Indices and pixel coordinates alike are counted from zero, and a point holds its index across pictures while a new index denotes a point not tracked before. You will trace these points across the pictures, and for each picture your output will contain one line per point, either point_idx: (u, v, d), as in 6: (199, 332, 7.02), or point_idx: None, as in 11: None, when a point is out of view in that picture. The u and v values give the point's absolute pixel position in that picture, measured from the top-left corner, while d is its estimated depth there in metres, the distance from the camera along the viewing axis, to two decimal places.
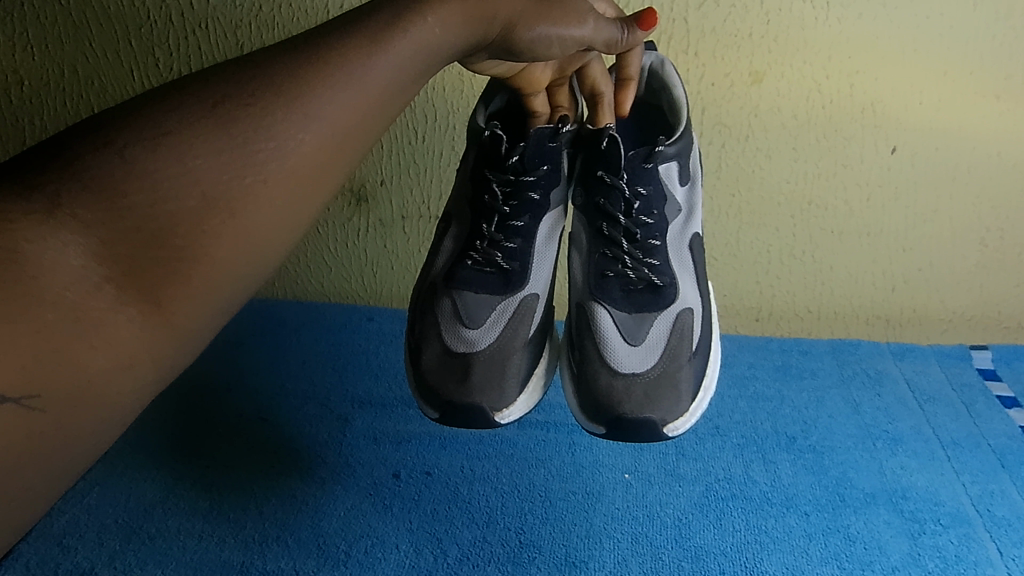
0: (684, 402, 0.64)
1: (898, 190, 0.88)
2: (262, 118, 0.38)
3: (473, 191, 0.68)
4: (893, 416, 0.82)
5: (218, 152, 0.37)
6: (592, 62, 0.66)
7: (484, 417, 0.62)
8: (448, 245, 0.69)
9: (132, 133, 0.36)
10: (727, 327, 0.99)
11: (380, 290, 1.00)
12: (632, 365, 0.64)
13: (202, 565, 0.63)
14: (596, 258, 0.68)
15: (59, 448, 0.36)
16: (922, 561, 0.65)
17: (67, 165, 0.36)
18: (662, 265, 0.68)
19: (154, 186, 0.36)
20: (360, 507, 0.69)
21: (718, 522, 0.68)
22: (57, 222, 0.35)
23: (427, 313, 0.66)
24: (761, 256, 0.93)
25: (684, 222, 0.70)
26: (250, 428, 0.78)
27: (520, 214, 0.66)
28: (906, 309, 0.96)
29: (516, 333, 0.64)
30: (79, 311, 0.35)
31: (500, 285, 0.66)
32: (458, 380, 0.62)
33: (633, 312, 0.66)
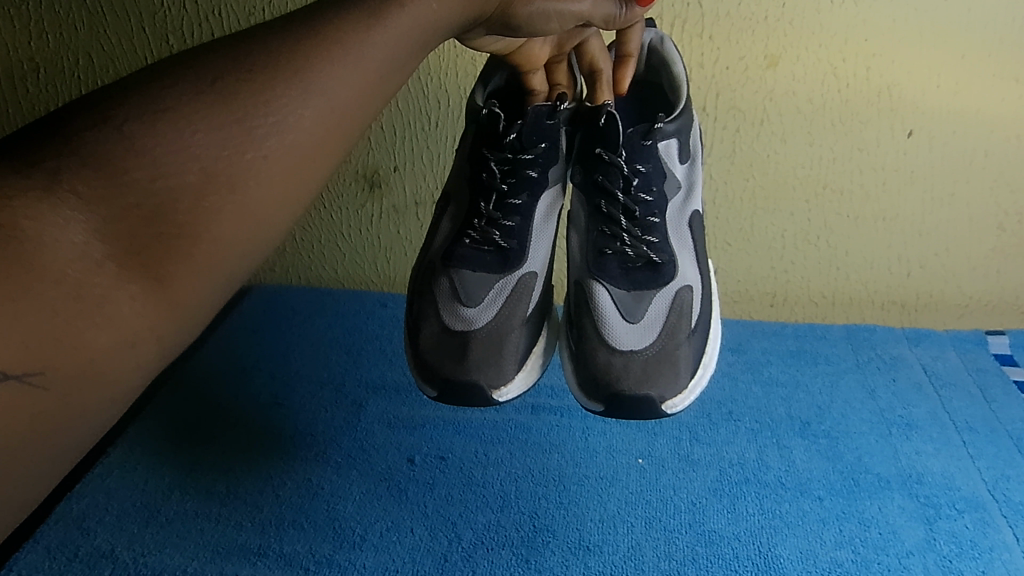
0: (682, 377, 0.65)
1: (915, 175, 0.87)
2: (261, 94, 0.38)
3: (470, 170, 0.68)
4: (908, 401, 0.82)
5: (217, 128, 0.37)
6: (590, 38, 0.67)
7: (483, 397, 0.62)
8: (445, 224, 0.69)
9: (132, 109, 0.37)
10: (742, 313, 0.99)
11: (393, 276, 1.01)
12: (630, 342, 0.64)
13: (220, 547, 0.64)
14: (594, 236, 0.67)
15: (63, 428, 0.36)
16: (938, 546, 0.65)
17: (67, 141, 0.36)
18: (660, 242, 0.67)
19: (153, 161, 0.36)
20: (373, 491, 0.69)
21: (732, 506, 0.68)
22: (57, 199, 0.35)
23: (425, 291, 0.66)
24: (775, 241, 0.93)
25: (684, 199, 0.69)
26: (265, 413, 0.78)
27: (518, 193, 0.66)
28: (922, 294, 0.95)
29: (514, 310, 0.65)
30: (80, 288, 0.35)
31: (497, 263, 0.65)
32: (456, 359, 0.62)
33: (632, 290, 0.66)
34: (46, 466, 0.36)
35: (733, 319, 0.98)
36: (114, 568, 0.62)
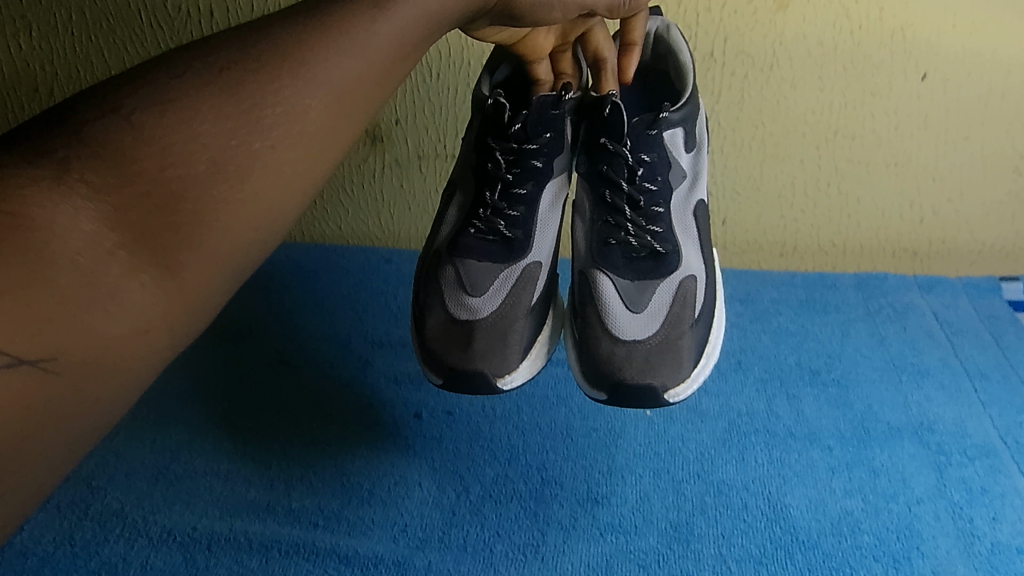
0: (686, 367, 0.63)
1: (928, 118, 0.85)
2: (267, 84, 0.39)
3: (476, 158, 0.67)
4: (919, 349, 0.81)
5: (224, 117, 0.37)
6: (595, 27, 0.67)
7: (488, 386, 0.61)
8: (453, 214, 0.69)
9: (140, 98, 0.37)
10: (751, 262, 0.98)
11: (398, 232, 1.00)
12: (633, 332, 0.63)
13: (229, 503, 0.64)
14: (598, 226, 0.67)
15: (78, 415, 0.35)
16: (949, 494, 0.64)
17: (75, 131, 0.36)
18: (665, 232, 0.66)
19: (162, 150, 0.36)
20: (381, 448, 0.69)
21: (741, 456, 0.68)
22: (67, 187, 0.34)
23: (431, 281, 0.65)
24: (785, 189, 0.91)
25: (689, 188, 0.69)
26: (273, 371, 0.78)
27: (523, 182, 0.65)
28: (934, 241, 0.94)
29: (519, 301, 0.63)
30: (92, 275, 0.34)
31: (503, 252, 0.65)
32: (462, 348, 0.61)
33: (635, 279, 0.65)
34: (61, 456, 0.35)
35: (742, 269, 0.96)
36: (124, 526, 0.61)
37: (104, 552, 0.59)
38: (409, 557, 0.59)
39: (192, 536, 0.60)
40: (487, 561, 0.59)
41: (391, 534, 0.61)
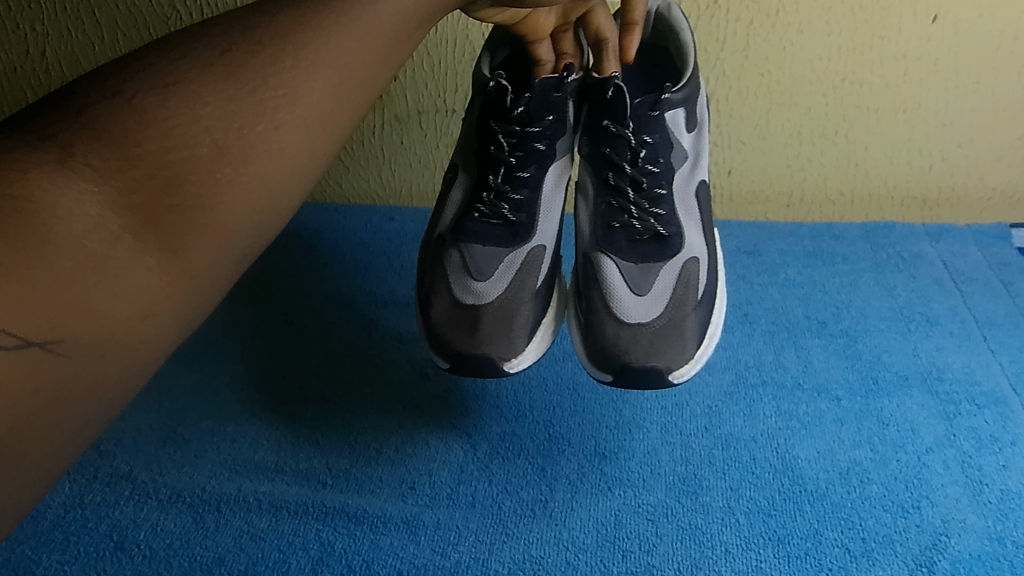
0: (689, 348, 0.61)
1: (938, 63, 0.83)
2: (270, 65, 0.38)
3: (479, 141, 0.67)
4: (928, 298, 0.80)
5: (227, 99, 0.36)
6: (596, 8, 0.65)
7: (495, 369, 0.60)
8: (456, 196, 0.68)
9: (142, 82, 0.36)
10: (758, 214, 0.96)
11: (399, 189, 0.99)
12: (638, 314, 0.61)
13: (237, 464, 0.64)
14: (601, 209, 0.66)
15: (85, 397, 0.34)
16: (958, 442, 0.64)
17: (78, 114, 0.35)
18: (668, 215, 0.66)
19: (164, 133, 0.35)
20: (388, 408, 0.69)
21: (748, 409, 0.68)
22: (70, 170, 0.34)
23: (436, 265, 0.64)
24: (792, 137, 0.90)
25: (691, 168, 0.69)
26: (277, 332, 0.78)
27: (526, 165, 0.66)
28: (944, 188, 0.92)
29: (524, 284, 0.63)
30: (97, 257, 0.34)
31: (507, 237, 0.64)
32: (467, 331, 0.60)
33: (639, 262, 0.63)
34: (72, 441, 0.35)
35: (748, 220, 0.95)
36: (133, 488, 0.62)
37: (114, 515, 0.59)
38: (418, 515, 0.59)
39: (201, 498, 0.61)
40: (494, 517, 0.59)
41: (398, 492, 0.61)
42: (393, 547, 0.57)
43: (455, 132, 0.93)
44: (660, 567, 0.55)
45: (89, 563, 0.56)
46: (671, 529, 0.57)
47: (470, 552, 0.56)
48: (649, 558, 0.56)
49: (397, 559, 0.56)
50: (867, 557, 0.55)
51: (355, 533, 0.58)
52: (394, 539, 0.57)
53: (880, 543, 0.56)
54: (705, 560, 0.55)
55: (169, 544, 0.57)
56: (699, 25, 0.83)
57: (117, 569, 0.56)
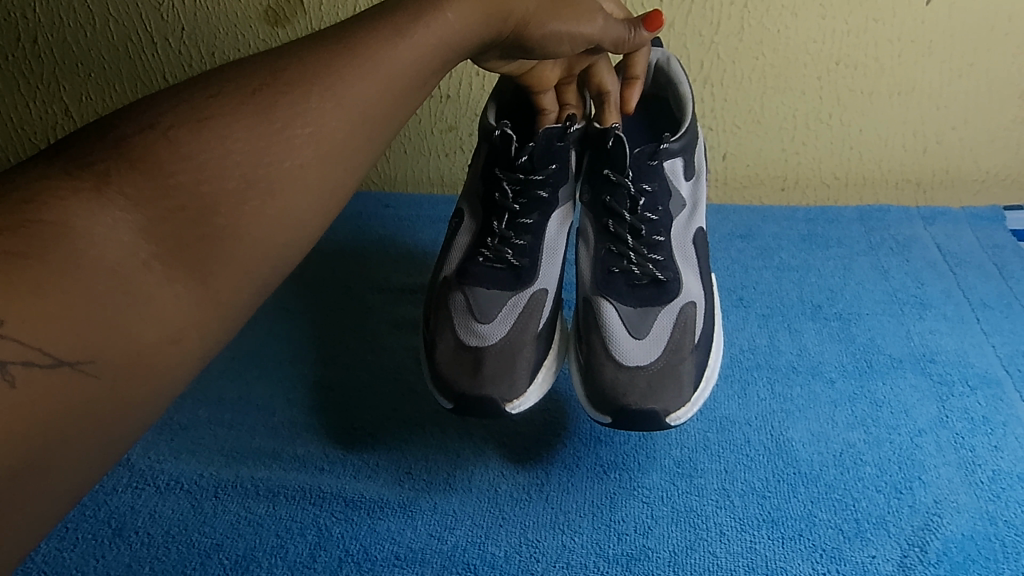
0: (686, 391, 0.61)
1: (933, 47, 0.83)
2: (298, 103, 0.38)
3: (483, 189, 0.68)
4: (922, 280, 0.81)
5: (256, 136, 0.37)
6: (598, 62, 0.67)
7: (497, 410, 0.59)
8: (462, 242, 0.68)
9: (176, 115, 0.36)
10: (753, 198, 0.97)
11: (394, 175, 1.00)
12: (636, 358, 0.60)
13: (234, 451, 0.64)
14: (601, 254, 0.66)
15: (114, 420, 0.34)
16: (951, 424, 0.64)
17: (115, 143, 0.35)
18: (667, 260, 0.65)
19: (198, 165, 0.36)
20: (382, 392, 0.69)
21: (743, 392, 0.68)
22: (106, 199, 0.34)
23: (441, 308, 0.64)
24: (786, 122, 0.90)
25: (689, 216, 0.69)
26: (274, 319, 0.78)
27: (529, 213, 0.66)
28: (938, 171, 0.92)
29: (526, 327, 0.62)
30: (127, 281, 0.34)
31: (510, 280, 0.64)
32: (471, 372, 0.59)
33: (638, 306, 0.63)
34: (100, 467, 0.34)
35: (742, 204, 0.96)
36: (131, 475, 0.62)
37: (113, 502, 0.59)
38: (414, 500, 0.59)
39: (199, 484, 0.61)
40: (491, 502, 0.59)
41: (395, 477, 0.61)
42: (390, 532, 0.57)
43: (449, 118, 0.93)
44: (655, 549, 0.55)
45: (88, 548, 0.56)
46: (666, 512, 0.58)
47: (466, 536, 0.57)
48: (645, 540, 0.56)
49: (394, 544, 0.56)
50: (861, 538, 0.55)
51: (353, 519, 0.58)
52: (392, 524, 0.58)
53: (875, 523, 0.56)
54: (700, 542, 0.56)
55: (168, 530, 0.57)
56: (695, 8, 0.83)
57: (115, 555, 0.56)
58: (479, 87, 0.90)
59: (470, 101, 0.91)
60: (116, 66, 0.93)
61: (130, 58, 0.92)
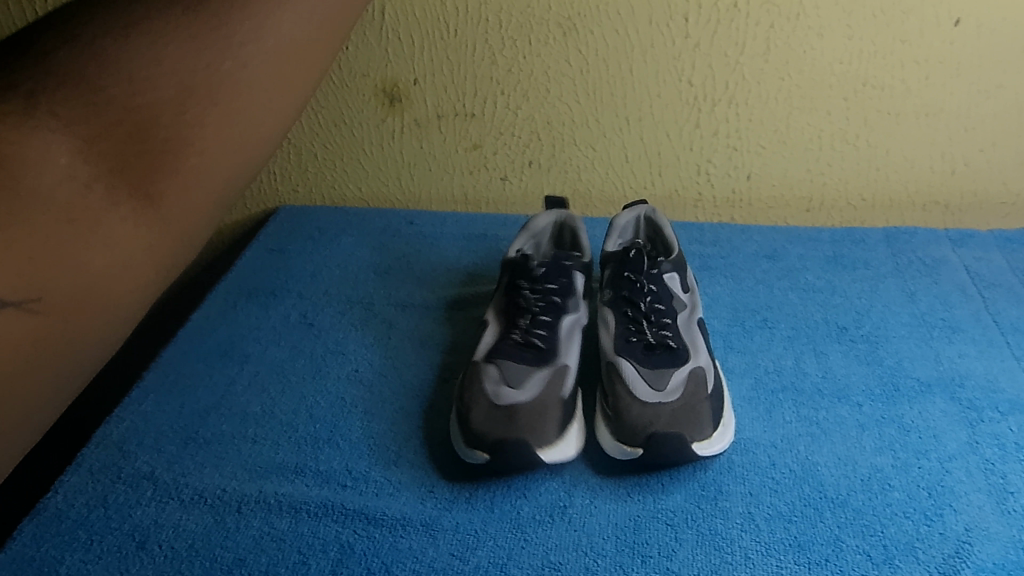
0: (709, 427, 0.63)
1: (960, 68, 0.83)
2: (234, 1, 0.35)
3: (507, 302, 0.75)
4: (950, 303, 0.80)
5: (191, 39, 0.33)
6: None
7: (526, 458, 0.61)
8: (489, 339, 0.72)
9: (98, 23, 0.32)
10: (777, 218, 0.96)
11: (418, 193, 1.00)
12: (657, 394, 0.63)
13: (258, 466, 0.64)
14: (619, 333, 0.70)
15: None
16: (980, 450, 0.63)
17: (37, 61, 0.31)
18: (677, 337, 0.69)
19: (130, 76, 0.32)
20: (405, 409, 0.70)
21: (768, 414, 0.68)
22: (34, 117, 0.30)
23: (471, 381, 0.67)
24: (811, 142, 0.89)
25: (693, 313, 0.73)
26: (299, 334, 0.79)
27: (547, 312, 0.73)
28: (965, 193, 0.91)
29: (550, 391, 0.65)
30: (70, 208, 0.30)
31: (536, 358, 0.68)
32: (503, 425, 0.62)
33: (653, 368, 0.66)
34: None
35: (766, 225, 0.95)
36: (156, 489, 0.62)
37: (137, 514, 0.60)
38: (437, 519, 0.59)
39: (222, 499, 0.61)
40: (514, 523, 0.59)
41: (418, 494, 0.61)
42: (413, 550, 0.57)
43: (473, 135, 0.93)
44: (679, 572, 0.54)
45: (112, 561, 0.56)
46: (691, 535, 0.57)
47: (489, 557, 0.56)
48: (669, 562, 0.55)
49: (416, 562, 0.56)
50: (890, 565, 0.54)
51: (375, 536, 0.58)
52: (414, 542, 0.57)
53: (903, 550, 0.55)
54: (725, 566, 0.55)
55: (191, 544, 0.57)
56: (720, 28, 0.83)
57: (139, 568, 0.56)
58: (504, 106, 0.91)
59: (495, 119, 0.92)
60: None
61: None
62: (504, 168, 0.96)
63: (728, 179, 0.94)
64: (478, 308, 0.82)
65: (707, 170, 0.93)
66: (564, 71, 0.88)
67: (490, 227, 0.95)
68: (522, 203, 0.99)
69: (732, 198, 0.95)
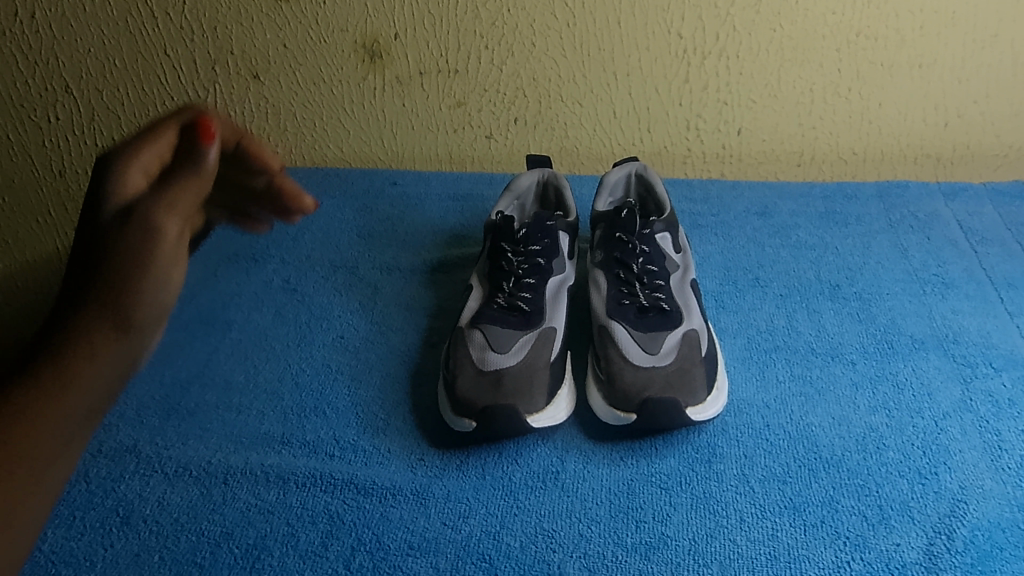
0: (704, 391, 0.62)
1: (956, 16, 0.81)
2: None
3: (490, 266, 0.73)
4: (943, 259, 0.79)
5: None
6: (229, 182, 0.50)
7: (517, 425, 0.60)
8: (472, 304, 0.70)
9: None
10: (768, 174, 0.95)
11: (401, 153, 0.98)
12: (651, 359, 0.63)
13: (243, 436, 0.63)
14: (611, 294, 0.69)
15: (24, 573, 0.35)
16: (974, 407, 0.63)
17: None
18: (669, 299, 0.68)
19: None
20: (393, 376, 0.68)
21: (761, 374, 0.67)
22: None
23: (457, 347, 0.65)
24: (803, 96, 0.87)
25: (683, 274, 0.73)
26: (281, 301, 0.77)
27: (531, 275, 0.71)
28: (959, 146, 0.90)
29: (539, 356, 0.64)
30: None
31: (523, 322, 0.66)
32: (493, 392, 0.61)
33: (647, 331, 0.65)
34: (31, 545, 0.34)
35: (757, 180, 0.94)
36: (138, 462, 0.60)
37: (120, 489, 0.58)
38: (427, 487, 0.58)
39: (207, 471, 0.59)
40: (506, 489, 0.58)
41: (408, 463, 0.60)
42: (403, 520, 0.56)
43: (457, 93, 0.91)
44: (674, 537, 0.54)
45: (96, 538, 0.55)
46: (684, 499, 0.56)
47: (481, 525, 0.55)
48: (664, 527, 0.54)
49: (407, 533, 0.55)
50: (885, 525, 0.54)
51: (365, 506, 0.57)
52: (405, 512, 0.56)
53: (898, 510, 0.55)
54: (720, 530, 0.54)
55: (176, 518, 0.56)
56: None
57: (124, 544, 0.55)
58: (487, 61, 0.88)
59: (479, 75, 0.89)
60: (116, 43, 0.91)
61: (132, 34, 0.90)
62: (489, 125, 0.93)
63: (718, 134, 0.92)
64: (465, 271, 0.81)
65: (697, 125, 0.91)
66: (549, 24, 0.85)
67: (476, 187, 0.93)
68: (508, 161, 0.96)
69: (722, 154, 0.93)
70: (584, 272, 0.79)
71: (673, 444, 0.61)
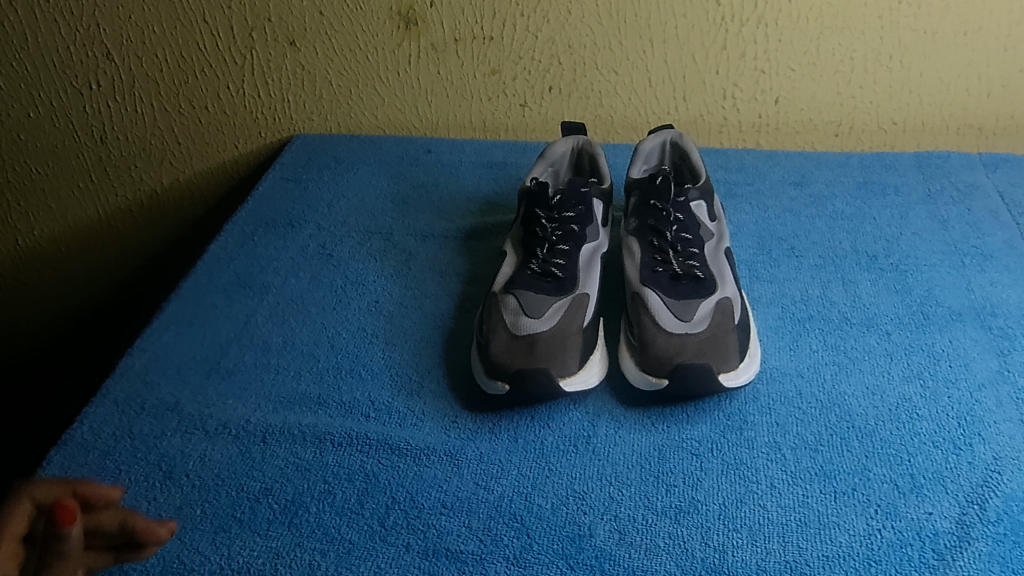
0: (737, 358, 0.62)
1: None
2: None
3: (524, 233, 0.74)
4: (983, 231, 0.77)
5: None
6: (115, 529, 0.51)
7: (550, 388, 0.60)
8: (506, 270, 0.71)
9: None
10: (805, 143, 0.94)
11: (435, 120, 0.98)
12: (684, 325, 0.63)
13: (281, 396, 0.64)
14: (644, 261, 0.69)
15: None
16: (1011, 379, 0.62)
17: None
18: (702, 267, 0.68)
19: None
20: (427, 340, 0.69)
21: (795, 343, 0.67)
22: None
23: (491, 312, 0.66)
24: (842, 65, 0.86)
25: (717, 242, 0.72)
26: (317, 266, 0.78)
27: (565, 241, 0.71)
28: (1003, 116, 0.89)
29: (572, 321, 0.64)
30: None
31: (557, 288, 0.67)
32: (527, 356, 0.62)
33: (680, 297, 0.65)
34: None
35: (793, 150, 0.93)
36: (180, 420, 0.62)
37: (163, 445, 0.60)
38: (461, 448, 0.59)
39: (246, 430, 0.61)
40: (538, 452, 0.58)
41: (441, 425, 0.61)
42: (437, 480, 0.57)
43: (492, 60, 0.91)
44: (704, 501, 0.54)
45: (141, 491, 0.57)
46: (715, 464, 0.57)
47: (513, 486, 0.56)
48: (694, 491, 0.55)
49: (441, 491, 0.56)
50: (917, 494, 0.54)
51: (400, 466, 0.58)
52: (438, 471, 0.57)
53: (931, 479, 0.55)
54: (750, 495, 0.55)
55: (217, 474, 0.58)
56: None
57: (167, 497, 0.56)
58: (523, 29, 0.88)
59: (514, 42, 0.89)
60: (155, 8, 0.91)
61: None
62: (524, 93, 0.93)
63: (754, 103, 0.91)
64: (499, 237, 0.81)
65: (733, 94, 0.90)
66: None
67: (510, 155, 0.93)
68: (542, 129, 0.96)
69: (758, 123, 0.92)
70: (618, 239, 0.79)
71: (705, 410, 0.61)
